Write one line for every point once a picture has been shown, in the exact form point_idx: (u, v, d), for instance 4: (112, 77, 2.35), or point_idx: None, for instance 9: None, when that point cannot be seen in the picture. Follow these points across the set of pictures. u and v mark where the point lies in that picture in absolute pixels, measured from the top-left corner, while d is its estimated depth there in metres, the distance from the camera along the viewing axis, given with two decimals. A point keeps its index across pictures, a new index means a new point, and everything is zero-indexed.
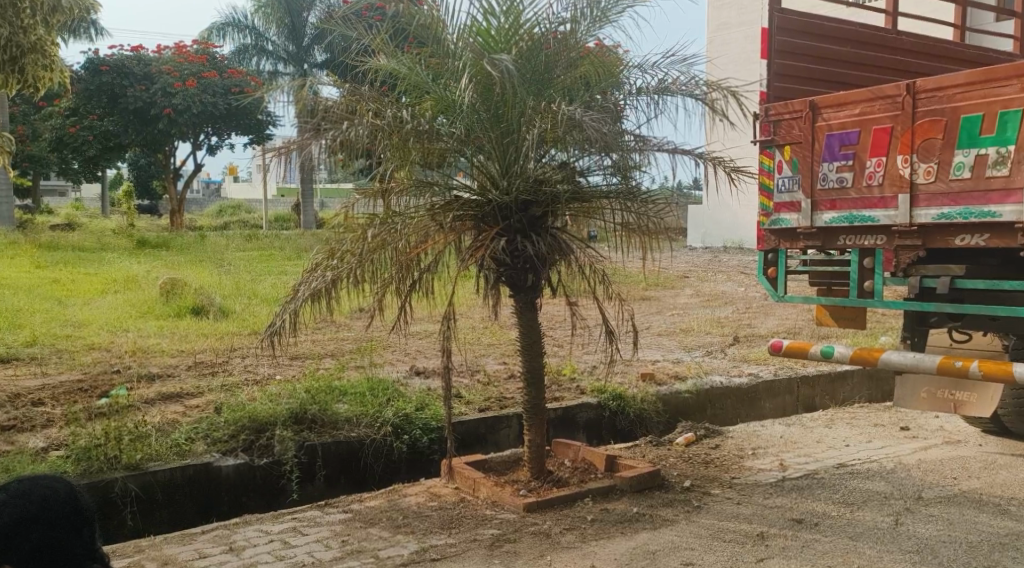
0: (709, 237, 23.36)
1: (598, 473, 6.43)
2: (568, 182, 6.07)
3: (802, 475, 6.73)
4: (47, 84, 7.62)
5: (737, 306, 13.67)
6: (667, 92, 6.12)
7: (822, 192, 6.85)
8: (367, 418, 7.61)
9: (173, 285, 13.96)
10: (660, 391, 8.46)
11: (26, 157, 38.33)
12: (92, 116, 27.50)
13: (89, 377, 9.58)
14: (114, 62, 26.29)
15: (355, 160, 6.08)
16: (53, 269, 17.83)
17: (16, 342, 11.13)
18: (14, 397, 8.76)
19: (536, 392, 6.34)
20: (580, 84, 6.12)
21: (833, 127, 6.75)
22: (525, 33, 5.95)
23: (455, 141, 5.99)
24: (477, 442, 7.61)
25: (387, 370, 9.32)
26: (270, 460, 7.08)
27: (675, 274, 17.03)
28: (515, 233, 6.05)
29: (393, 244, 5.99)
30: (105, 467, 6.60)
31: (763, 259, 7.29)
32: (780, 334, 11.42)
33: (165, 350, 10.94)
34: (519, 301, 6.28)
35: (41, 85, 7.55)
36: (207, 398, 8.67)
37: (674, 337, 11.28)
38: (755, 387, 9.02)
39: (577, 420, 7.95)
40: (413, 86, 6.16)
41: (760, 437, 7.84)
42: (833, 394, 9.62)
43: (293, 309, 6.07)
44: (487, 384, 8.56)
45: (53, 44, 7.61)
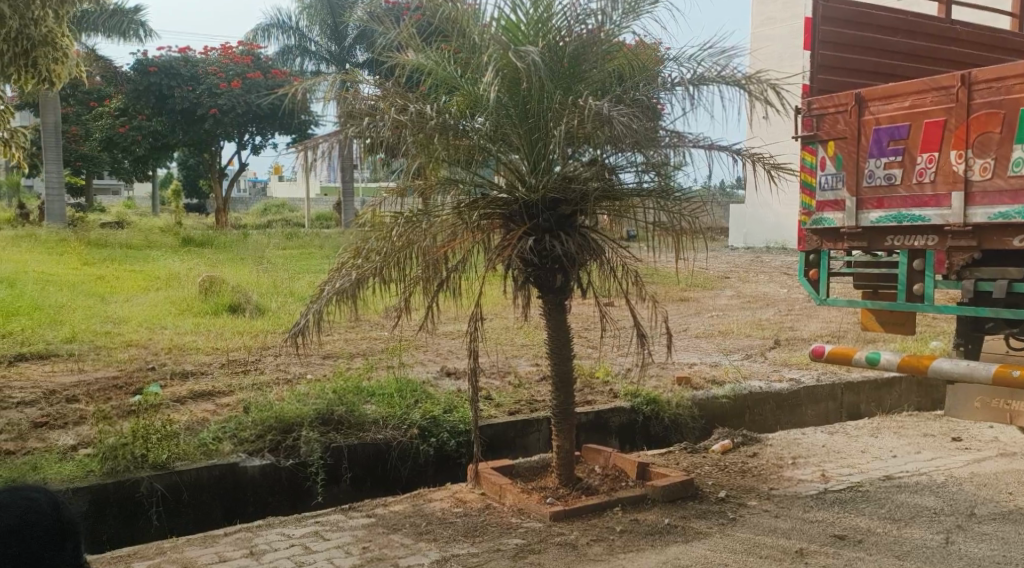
0: (751, 236, 22.86)
1: (629, 482, 6.19)
2: (601, 179, 5.78)
3: (846, 487, 6.42)
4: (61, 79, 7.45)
5: (779, 309, 13.29)
6: (703, 85, 5.85)
7: (869, 189, 6.53)
8: (394, 420, 7.43)
9: (211, 283, 13.93)
10: (696, 395, 8.18)
11: (79, 156, 38.96)
12: (141, 116, 27.77)
13: (124, 375, 9.52)
14: (161, 63, 26.51)
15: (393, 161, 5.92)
16: (99, 267, 17.94)
17: (55, 338, 11.13)
18: (49, 393, 8.72)
19: (565, 396, 6.11)
20: (612, 79, 5.92)
21: (881, 121, 6.43)
22: (552, 26, 5.72)
23: (480, 135, 5.82)
24: (506, 446, 7.41)
25: (416, 371, 9.16)
26: (295, 462, 6.93)
27: (716, 275, 16.67)
28: (543, 233, 5.83)
29: (419, 243, 5.82)
30: (131, 467, 6.47)
31: (804, 260, 7.01)
32: (823, 338, 11.05)
33: (200, 348, 10.88)
34: (547, 302, 6.05)
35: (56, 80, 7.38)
36: (237, 397, 8.56)
37: (713, 339, 10.97)
38: (796, 393, 8.70)
39: (609, 425, 7.72)
40: (442, 82, 5.95)
41: (801, 446, 7.53)
42: (879, 401, 9.26)
43: (317, 308, 5.90)
44: (518, 387, 8.35)
45: (63, 36, 7.49)
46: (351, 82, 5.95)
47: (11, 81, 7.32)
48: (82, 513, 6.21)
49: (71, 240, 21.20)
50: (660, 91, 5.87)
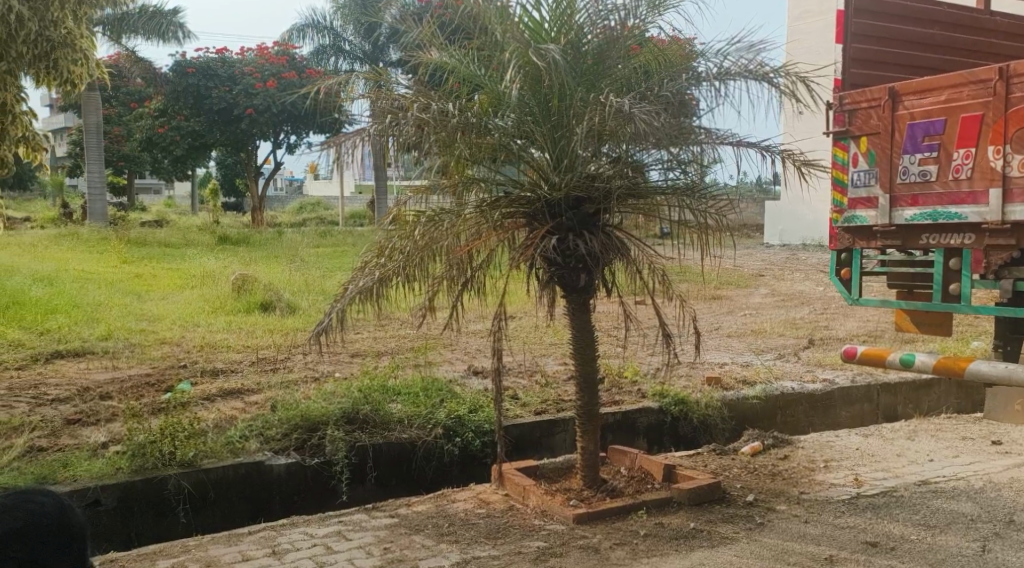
0: (787, 234, 22.54)
1: (655, 484, 6.08)
2: (626, 177, 5.70)
3: (879, 492, 6.26)
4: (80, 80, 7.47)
5: (814, 308, 13.06)
6: (730, 80, 5.73)
7: (903, 186, 6.37)
8: (419, 419, 7.38)
9: (244, 281, 13.98)
10: (726, 396, 8.04)
11: (120, 156, 39.44)
12: (179, 116, 28.02)
13: (156, 372, 9.55)
14: (199, 64, 26.88)
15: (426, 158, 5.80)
16: (137, 265, 18.09)
17: (91, 335, 11.21)
18: (83, 390, 8.76)
19: (590, 397, 6.01)
20: (637, 75, 5.82)
21: (915, 116, 6.26)
22: (575, 22, 5.64)
23: (503, 132, 5.73)
24: (531, 446, 7.34)
25: (443, 370, 9.10)
26: (320, 461, 6.90)
27: (750, 273, 16.44)
28: (567, 232, 5.72)
29: (445, 243, 5.74)
30: (160, 465, 6.45)
31: (836, 259, 6.85)
32: (859, 338, 10.83)
33: (231, 346, 10.90)
34: (571, 302, 5.96)
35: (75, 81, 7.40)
36: (266, 395, 8.55)
37: (745, 339, 10.80)
38: (829, 394, 8.53)
39: (637, 425, 7.62)
40: (465, 81, 5.90)
41: (833, 449, 7.37)
42: (916, 403, 9.05)
43: (341, 308, 5.82)
44: (545, 386, 8.27)
45: (79, 36, 7.46)
46: (386, 82, 5.96)
47: (34, 82, 7.33)
48: (109, 510, 6.21)
49: (111, 239, 21.42)
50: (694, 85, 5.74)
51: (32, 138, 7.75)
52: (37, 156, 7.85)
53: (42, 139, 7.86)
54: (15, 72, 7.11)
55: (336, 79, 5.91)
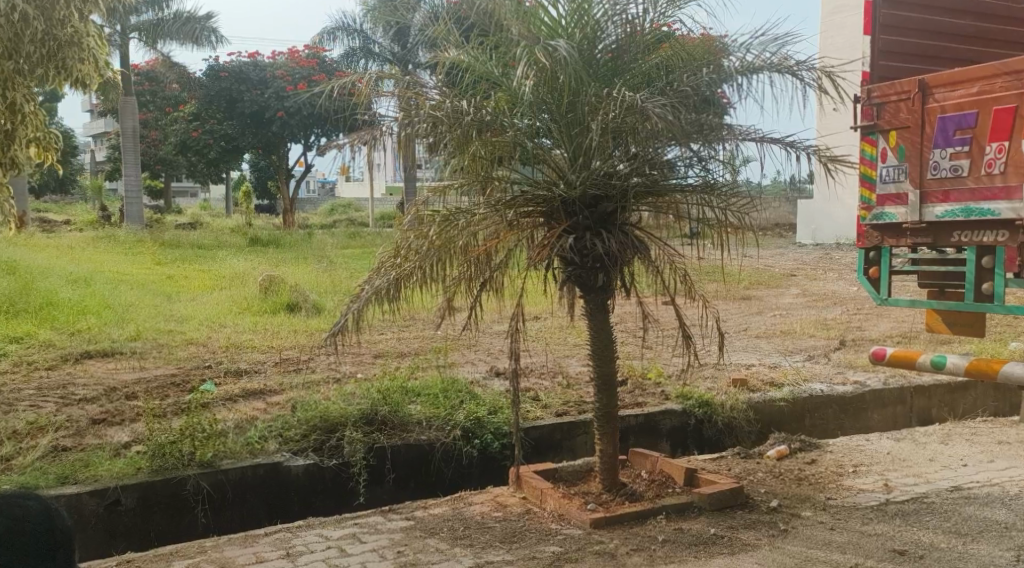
0: (820, 233, 22.20)
1: (676, 488, 5.93)
2: (646, 174, 5.56)
3: (909, 498, 6.06)
4: (89, 77, 7.37)
5: (846, 308, 12.79)
6: (753, 74, 5.57)
7: (933, 182, 6.18)
8: (438, 421, 7.28)
9: (271, 281, 13.98)
10: (752, 398, 7.87)
11: (156, 158, 39.86)
12: (213, 119, 28.23)
13: (182, 372, 9.54)
14: (233, 68, 27.27)
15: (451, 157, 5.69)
16: (170, 266, 18.21)
17: (119, 336, 11.24)
18: (110, 390, 8.74)
19: (608, 399, 5.87)
20: (657, 72, 5.68)
21: (946, 109, 6.07)
22: (592, 16, 5.50)
23: (519, 131, 5.62)
24: (552, 448, 7.22)
25: (465, 371, 9.00)
26: (338, 462, 6.82)
27: (781, 273, 16.19)
28: (584, 231, 5.62)
29: (461, 241, 5.63)
30: (180, 465, 6.39)
31: (863, 257, 6.61)
32: (893, 339, 10.58)
33: (256, 347, 10.88)
34: (589, 302, 5.82)
35: (83, 78, 7.30)
36: (288, 396, 8.49)
37: (774, 340, 10.59)
38: (859, 396, 8.33)
39: (660, 428, 7.47)
40: (480, 79, 5.73)
41: (863, 453, 7.16)
42: (951, 406, 8.80)
43: (357, 308, 5.73)
44: (567, 388, 8.14)
45: (88, 34, 7.32)
46: (416, 85, 5.79)
47: (45, 82, 7.26)
48: (128, 510, 6.16)
49: (146, 241, 21.60)
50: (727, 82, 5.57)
51: (47, 140, 7.64)
52: (49, 158, 7.70)
53: (55, 140, 7.68)
54: (26, 73, 7.04)
55: (363, 78, 5.77)
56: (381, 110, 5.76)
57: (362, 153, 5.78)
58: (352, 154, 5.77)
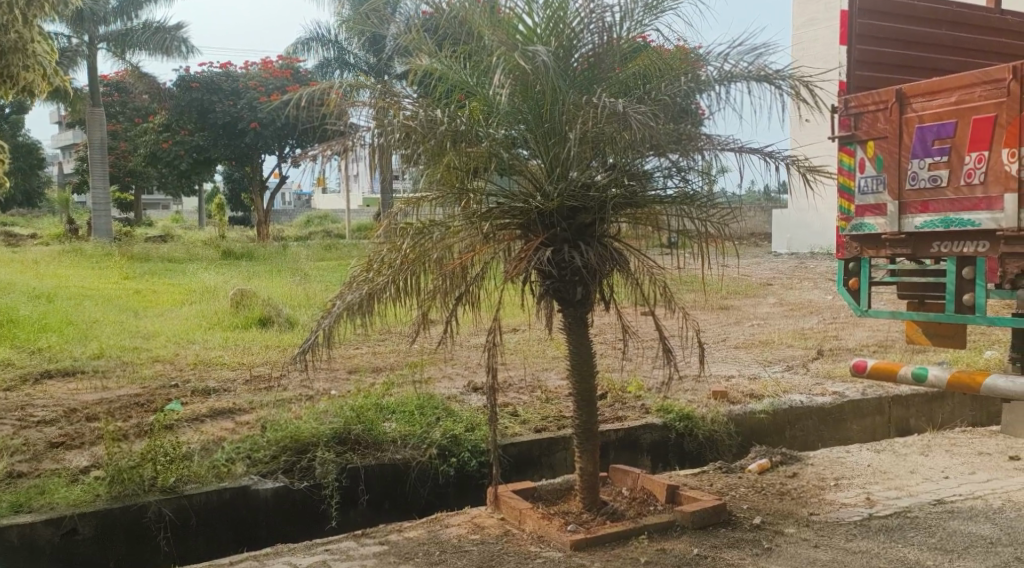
0: (795, 242, 22.27)
1: (657, 505, 5.82)
2: (624, 185, 5.46)
3: (892, 513, 5.98)
4: (28, 81, 8.66)
5: (823, 317, 12.76)
6: (732, 82, 5.51)
7: (912, 192, 6.13)
8: (413, 439, 7.13)
9: (242, 296, 13.80)
10: (732, 411, 7.79)
11: (126, 171, 39.41)
12: (184, 131, 27.91)
13: (147, 392, 9.31)
14: (204, 79, 26.83)
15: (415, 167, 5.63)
16: (139, 281, 17.94)
17: (82, 354, 11.00)
18: (70, 411, 8.51)
19: (588, 415, 5.75)
20: (636, 81, 5.59)
21: (924, 119, 6.03)
22: (568, 24, 5.37)
23: (495, 141, 5.49)
24: (531, 465, 7.10)
25: (442, 386, 8.85)
26: (309, 484, 6.66)
27: (757, 282, 16.16)
28: (562, 243, 5.49)
29: (436, 255, 5.55)
30: (140, 491, 6.21)
31: (844, 269, 6.58)
32: (870, 348, 10.53)
33: (226, 364, 10.68)
34: (567, 316, 5.70)
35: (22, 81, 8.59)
36: (257, 415, 8.33)
37: (752, 350, 10.52)
38: (839, 407, 8.26)
39: (640, 443, 7.37)
40: (455, 87, 5.65)
41: (844, 466, 7.08)
42: (929, 416, 8.76)
43: (328, 324, 5.59)
44: (546, 402, 8.01)
45: (33, 42, 8.65)
46: (390, 93, 5.62)
47: None
48: (87, 539, 5.98)
49: (114, 255, 21.30)
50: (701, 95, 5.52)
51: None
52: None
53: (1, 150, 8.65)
54: None
55: (335, 87, 5.55)
56: (355, 119, 5.57)
57: (336, 165, 5.53)
58: (325, 167, 5.49)
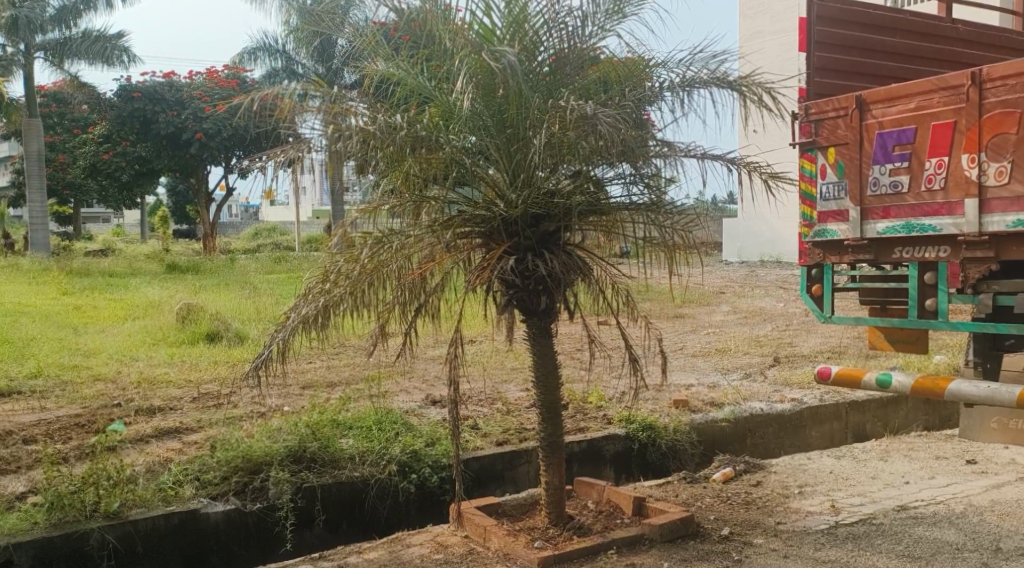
0: (745, 251, 22.46)
1: (625, 518, 5.73)
2: (588, 193, 5.41)
3: (858, 520, 5.96)
4: None
5: (777, 324, 12.82)
6: (694, 88, 5.47)
7: (873, 198, 6.18)
8: (371, 456, 6.95)
9: (189, 310, 13.47)
10: (694, 420, 7.75)
11: (65, 183, 38.48)
12: (125, 142, 27.33)
13: (88, 412, 8.99)
14: (146, 88, 26.06)
15: (369, 170, 5.49)
16: (79, 296, 17.45)
17: (19, 373, 10.61)
18: (6, 434, 8.19)
19: (553, 428, 5.63)
20: (596, 87, 5.49)
21: (884, 125, 6.10)
22: (530, 27, 5.30)
23: (455, 147, 5.36)
24: (493, 479, 6.97)
25: (399, 399, 8.67)
26: (263, 505, 6.49)
27: (710, 290, 16.24)
28: (526, 251, 5.39)
29: (395, 265, 5.40)
30: (82, 517, 6.01)
31: (806, 275, 6.63)
32: (825, 354, 10.59)
33: (172, 381, 10.39)
34: (530, 326, 5.58)
35: None
36: (206, 434, 8.09)
37: (710, 358, 10.50)
38: (799, 414, 8.26)
39: (603, 454, 7.28)
40: (412, 92, 5.51)
41: (807, 473, 7.07)
42: (886, 420, 8.81)
43: (283, 338, 5.42)
44: (506, 414, 7.88)
45: None
46: (344, 100, 5.40)
47: None
48: None
49: (53, 270, 20.70)
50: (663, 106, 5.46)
51: None
52: None
53: None
54: None
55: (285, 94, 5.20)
56: (306, 128, 5.35)
57: (289, 174, 5.37)
58: (277, 176, 5.34)
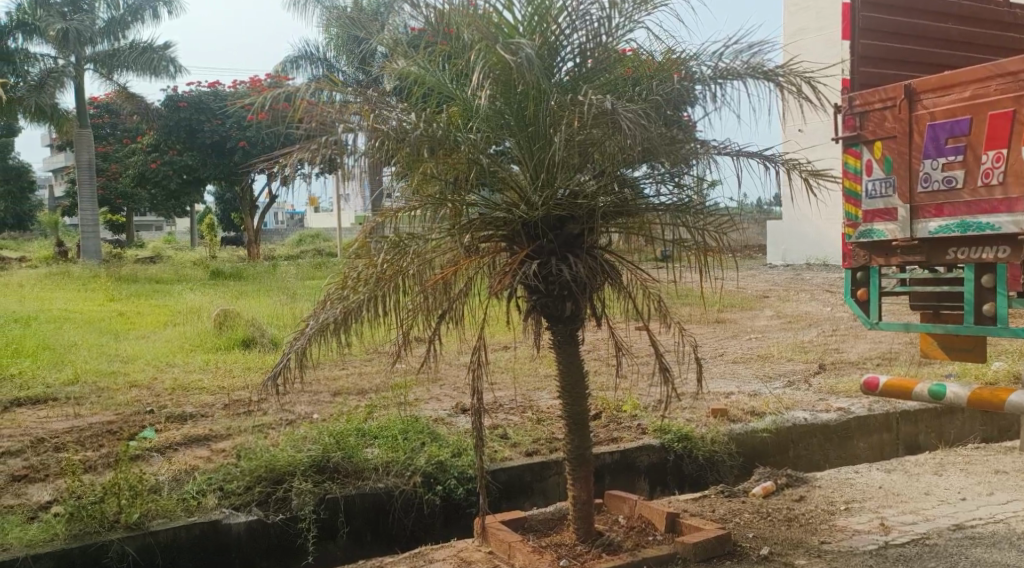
0: (790, 253, 21.93)
1: (657, 535, 5.42)
2: (613, 193, 5.13)
3: (909, 540, 5.57)
4: None
5: (823, 330, 12.35)
6: (728, 80, 5.14)
7: (924, 195, 5.88)
8: (396, 466, 6.71)
9: (225, 316, 13.40)
10: (733, 430, 7.39)
11: (117, 192, 39.02)
12: (172, 151, 27.54)
13: (120, 419, 8.87)
14: (192, 99, 26.54)
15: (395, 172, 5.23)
16: (124, 303, 17.51)
17: (57, 380, 10.56)
18: (37, 441, 8.08)
19: (581, 439, 5.33)
20: (623, 83, 5.20)
21: (935, 116, 5.81)
22: (552, 21, 4.99)
23: (473, 145, 5.08)
24: (522, 491, 6.68)
25: (429, 407, 8.43)
26: (285, 517, 6.26)
27: (754, 295, 15.78)
28: (549, 256, 5.09)
29: (414, 270, 5.19)
30: (103, 528, 5.83)
31: (851, 279, 6.30)
32: (873, 361, 10.14)
33: (206, 388, 10.25)
34: (556, 334, 5.28)
35: None
36: (234, 442, 7.90)
37: (752, 365, 10.12)
38: (846, 424, 7.86)
39: (637, 466, 6.96)
40: (432, 91, 5.25)
41: (854, 487, 6.68)
42: (939, 431, 8.34)
43: (300, 346, 5.20)
44: (537, 423, 7.59)
45: None
46: (376, 103, 5.17)
47: None
48: None
49: (101, 278, 20.86)
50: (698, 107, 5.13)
51: None
52: None
53: None
54: None
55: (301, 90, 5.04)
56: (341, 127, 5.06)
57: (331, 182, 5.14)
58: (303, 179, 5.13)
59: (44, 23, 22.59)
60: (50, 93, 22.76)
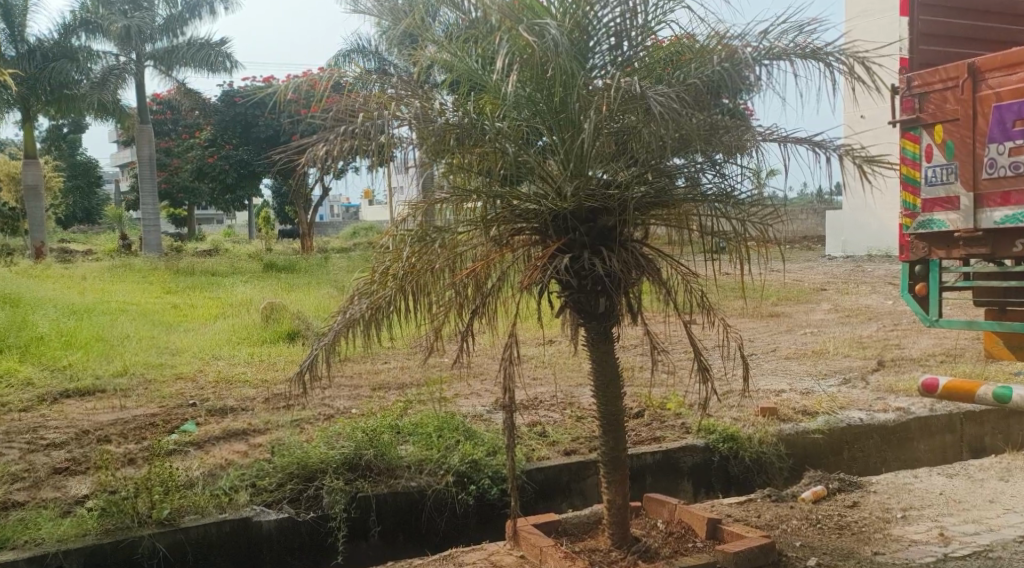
0: (850, 245, 21.27)
1: (697, 543, 5.14)
2: (649, 182, 4.85)
3: (970, 553, 5.21)
4: None
5: (883, 324, 11.84)
6: (775, 62, 4.81)
7: (989, 182, 5.73)
8: (430, 464, 6.51)
9: (273, 308, 13.32)
10: (783, 430, 7.06)
11: (178, 186, 39.49)
12: (229, 145, 27.73)
13: (163, 412, 8.79)
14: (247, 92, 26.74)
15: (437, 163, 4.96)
16: (179, 295, 17.59)
17: (105, 371, 10.56)
18: (81, 433, 8.03)
19: (617, 440, 5.06)
20: (664, 67, 4.92)
21: (1001, 96, 5.64)
22: (586, 3, 4.70)
23: (501, 134, 4.80)
24: (559, 492, 6.44)
25: (468, 403, 8.22)
26: (316, 516, 6.10)
27: (811, 288, 15.24)
28: (581, 250, 4.83)
29: (440, 265, 4.98)
30: (134, 524, 5.71)
31: (909, 272, 6.24)
32: (936, 358, 9.66)
33: (250, 381, 10.15)
34: (589, 331, 5.02)
35: None
36: (271, 436, 7.76)
37: (806, 362, 9.71)
38: (905, 426, 7.46)
39: (680, 466, 6.68)
40: (463, 78, 4.97)
41: (911, 493, 6.30)
42: (1008, 434, 7.85)
43: (325, 344, 4.99)
44: (578, 421, 7.35)
45: None
46: (405, 93, 4.97)
47: None
48: None
49: (159, 271, 21.05)
50: (744, 94, 4.81)
51: None
52: None
53: None
54: None
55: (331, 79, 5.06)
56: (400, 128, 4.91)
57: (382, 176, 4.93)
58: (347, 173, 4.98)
59: (106, 21, 22.84)
60: (112, 89, 22.88)
